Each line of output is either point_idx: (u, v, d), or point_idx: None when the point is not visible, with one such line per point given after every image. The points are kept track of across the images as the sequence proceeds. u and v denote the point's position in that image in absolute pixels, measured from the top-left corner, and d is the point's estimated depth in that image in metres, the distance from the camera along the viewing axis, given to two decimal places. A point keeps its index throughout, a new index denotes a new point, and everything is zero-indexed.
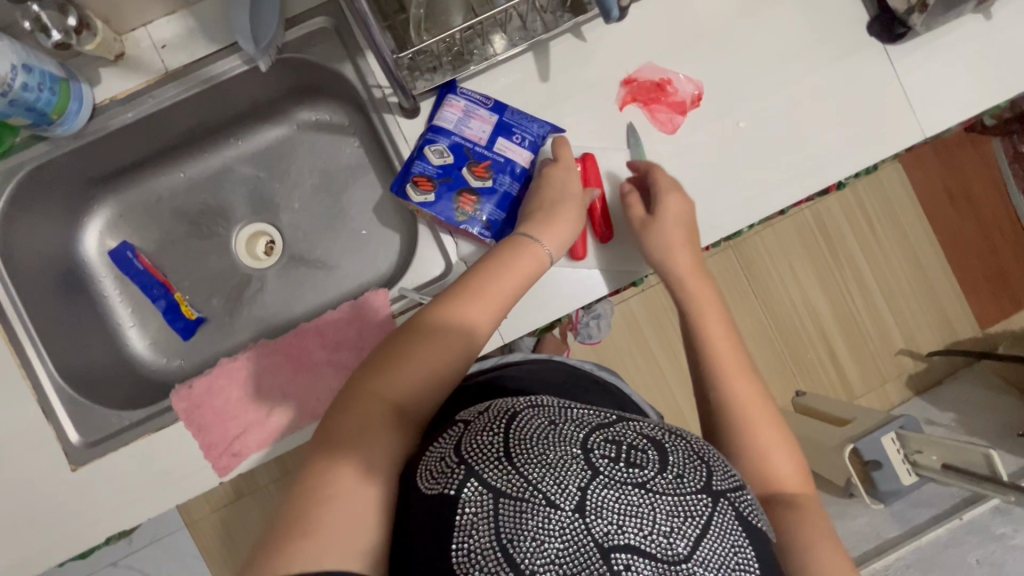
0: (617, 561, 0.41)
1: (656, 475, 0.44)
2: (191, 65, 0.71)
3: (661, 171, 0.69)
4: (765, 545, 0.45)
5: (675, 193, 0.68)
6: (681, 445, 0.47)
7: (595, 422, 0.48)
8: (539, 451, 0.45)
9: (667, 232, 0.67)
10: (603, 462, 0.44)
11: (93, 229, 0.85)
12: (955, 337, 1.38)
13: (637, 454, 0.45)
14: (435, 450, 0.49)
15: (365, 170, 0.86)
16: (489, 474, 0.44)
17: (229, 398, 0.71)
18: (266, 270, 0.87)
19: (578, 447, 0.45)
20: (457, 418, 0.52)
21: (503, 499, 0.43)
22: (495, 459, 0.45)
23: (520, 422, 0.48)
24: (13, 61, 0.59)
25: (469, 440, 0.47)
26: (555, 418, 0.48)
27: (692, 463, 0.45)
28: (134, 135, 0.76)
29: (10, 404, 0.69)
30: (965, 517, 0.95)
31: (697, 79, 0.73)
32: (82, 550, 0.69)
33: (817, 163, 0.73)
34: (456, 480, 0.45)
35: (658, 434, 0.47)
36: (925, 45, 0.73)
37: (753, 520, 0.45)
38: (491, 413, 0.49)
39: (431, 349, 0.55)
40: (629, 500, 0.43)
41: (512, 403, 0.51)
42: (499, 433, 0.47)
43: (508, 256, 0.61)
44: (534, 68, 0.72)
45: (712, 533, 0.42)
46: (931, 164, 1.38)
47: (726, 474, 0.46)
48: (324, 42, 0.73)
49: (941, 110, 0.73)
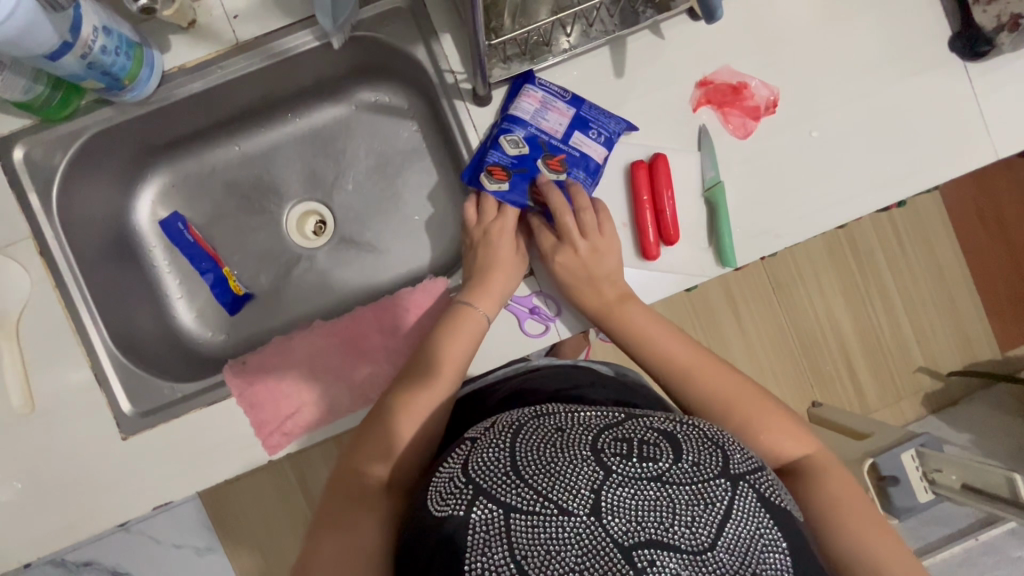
0: (640, 559, 0.40)
1: (672, 466, 0.44)
2: (262, 38, 0.70)
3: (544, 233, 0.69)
4: (793, 523, 0.45)
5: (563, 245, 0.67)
6: (693, 433, 0.47)
7: (602, 424, 0.47)
8: (548, 460, 0.45)
9: (575, 290, 0.67)
10: (615, 461, 0.44)
11: (146, 198, 0.84)
12: (973, 358, 1.37)
13: (649, 448, 0.45)
14: (443, 473, 0.48)
15: (421, 155, 0.85)
16: (499, 491, 0.44)
17: (283, 374, 0.71)
18: (316, 250, 0.87)
19: (587, 449, 0.45)
20: (464, 436, 0.52)
21: (513, 514, 0.43)
22: (503, 474, 0.45)
23: (526, 434, 0.47)
24: (96, 23, 0.58)
25: (475, 458, 0.47)
26: (562, 425, 0.48)
27: (707, 450, 0.45)
28: (197, 104, 0.75)
29: (63, 369, 0.68)
30: (981, 538, 0.96)
31: (773, 85, 0.72)
32: (124, 519, 0.68)
33: (887, 178, 0.72)
34: (465, 500, 0.44)
35: (669, 427, 0.47)
36: (1005, 65, 0.72)
37: (775, 499, 0.45)
38: (497, 428, 0.49)
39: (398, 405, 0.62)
40: (646, 495, 0.42)
41: (516, 415, 0.51)
42: (505, 448, 0.46)
43: (455, 318, 0.66)
44: (609, 63, 0.71)
45: (735, 518, 0.42)
46: (968, 185, 1.37)
47: (744, 457, 0.46)
48: (398, 23, 0.73)
49: (1015, 132, 0.72)
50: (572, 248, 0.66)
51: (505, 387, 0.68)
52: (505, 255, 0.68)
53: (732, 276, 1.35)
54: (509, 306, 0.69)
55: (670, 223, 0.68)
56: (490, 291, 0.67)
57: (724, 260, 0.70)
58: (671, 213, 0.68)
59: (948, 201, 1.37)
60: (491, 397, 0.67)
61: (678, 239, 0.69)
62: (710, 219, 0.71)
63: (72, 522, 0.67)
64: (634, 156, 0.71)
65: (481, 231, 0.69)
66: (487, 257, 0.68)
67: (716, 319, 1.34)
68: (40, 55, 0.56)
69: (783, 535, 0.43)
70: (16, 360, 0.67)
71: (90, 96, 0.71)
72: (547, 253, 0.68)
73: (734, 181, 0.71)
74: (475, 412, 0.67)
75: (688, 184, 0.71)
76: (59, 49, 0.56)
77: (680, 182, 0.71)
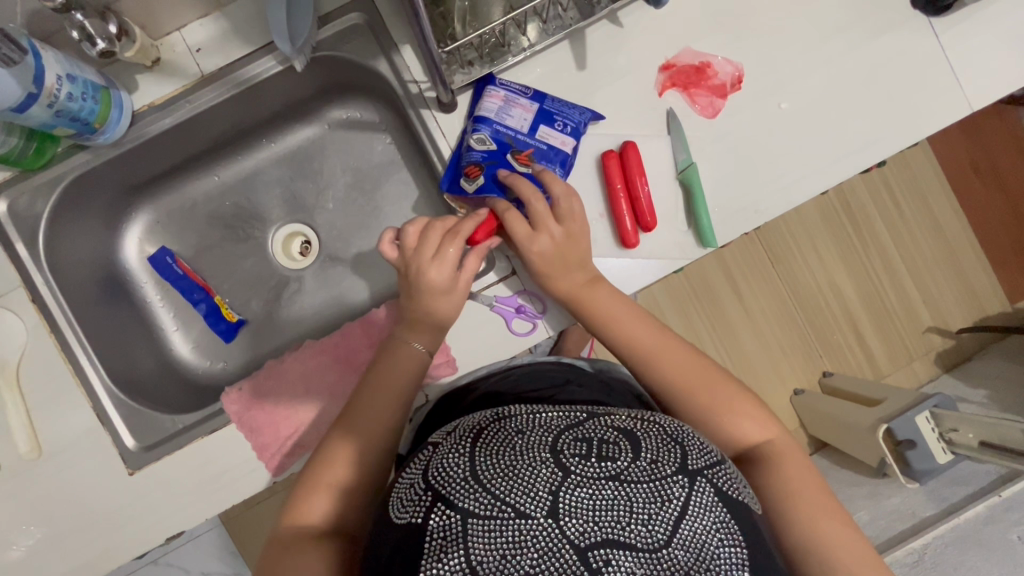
0: (595, 559, 0.41)
1: (630, 464, 0.44)
2: (225, 67, 0.71)
3: (513, 217, 0.65)
4: (747, 513, 0.46)
5: (539, 232, 0.64)
6: (654, 431, 0.47)
7: (562, 425, 0.48)
8: (506, 464, 0.45)
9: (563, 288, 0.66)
10: (574, 461, 0.44)
11: (133, 236, 0.86)
12: (982, 313, 1.35)
13: (608, 447, 0.45)
14: (406, 479, 0.49)
15: (397, 166, 0.86)
16: (456, 497, 0.44)
17: (281, 396, 0.72)
18: (303, 270, 0.88)
19: (547, 451, 0.45)
20: (427, 441, 0.52)
21: (471, 520, 0.43)
22: (461, 480, 0.45)
23: (487, 438, 0.48)
24: (59, 72, 0.60)
25: (435, 464, 0.47)
26: (522, 427, 0.48)
27: (666, 446, 0.46)
28: (171, 141, 0.77)
29: (63, 411, 0.69)
30: (1004, 493, 0.91)
31: (736, 61, 0.72)
32: (137, 553, 0.69)
33: (862, 142, 0.71)
34: (424, 506, 0.45)
35: (629, 425, 0.48)
36: (969, 17, 0.71)
37: (732, 492, 0.46)
38: (458, 433, 0.50)
39: (381, 393, 0.62)
40: (604, 494, 0.43)
41: (478, 418, 0.52)
42: (465, 454, 0.47)
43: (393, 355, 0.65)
44: (570, 57, 0.71)
45: (691, 513, 0.43)
46: (957, 137, 1.35)
47: (702, 452, 0.47)
48: (359, 40, 0.74)
49: (986, 82, 0.71)
50: (548, 234, 0.64)
51: (483, 386, 0.67)
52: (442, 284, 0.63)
53: (726, 252, 1.34)
54: (494, 308, 0.70)
55: (647, 210, 0.68)
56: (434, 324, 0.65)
57: (704, 241, 0.69)
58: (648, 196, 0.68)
59: (939, 157, 1.35)
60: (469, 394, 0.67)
61: (655, 225, 0.69)
62: (686, 201, 0.71)
63: (90, 560, 0.69)
64: (604, 147, 0.71)
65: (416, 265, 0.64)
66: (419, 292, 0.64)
67: (716, 299, 1.34)
68: (8, 108, 0.57)
69: (739, 527, 0.44)
70: (19, 407, 0.68)
71: (66, 143, 0.73)
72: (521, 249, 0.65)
73: (707, 161, 0.71)
74: (453, 409, 0.66)
75: (661, 169, 0.71)
76: (25, 101, 0.58)
77: (651, 168, 0.71)
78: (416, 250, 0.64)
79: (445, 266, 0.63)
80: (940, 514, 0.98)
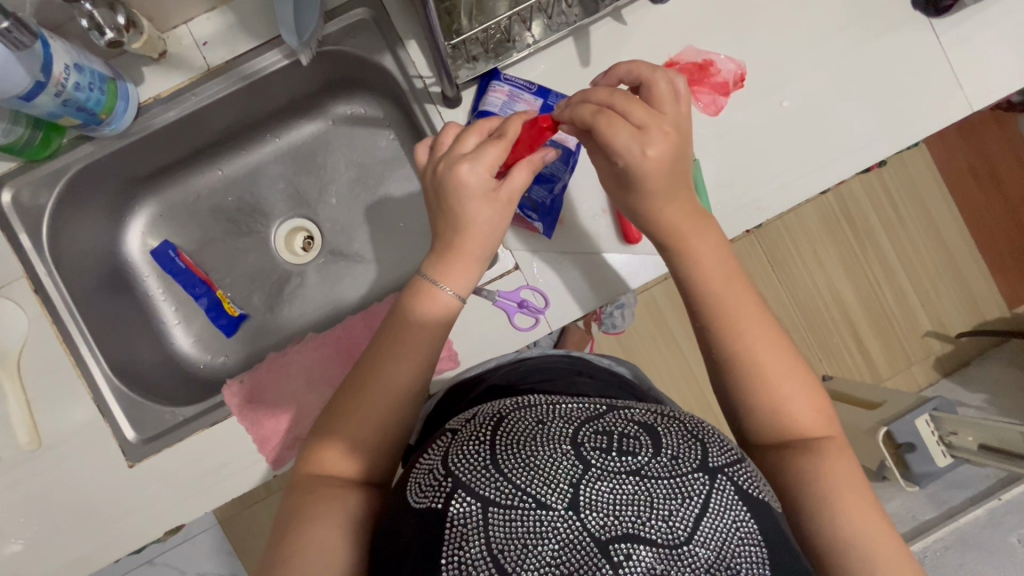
0: (616, 553, 0.41)
1: (650, 460, 0.44)
2: (233, 61, 0.72)
3: (609, 126, 0.53)
4: (770, 515, 0.45)
5: (649, 133, 0.53)
6: (674, 427, 0.47)
7: (583, 416, 0.48)
8: (527, 454, 0.45)
9: None
10: (594, 454, 0.44)
11: (136, 230, 0.86)
12: (982, 318, 1.35)
13: (629, 441, 0.45)
14: (423, 465, 0.48)
15: (400, 163, 0.86)
16: (476, 484, 0.44)
17: (283, 390, 0.72)
18: (306, 266, 0.88)
19: (567, 443, 0.45)
20: (446, 427, 0.52)
21: (492, 508, 0.43)
22: (482, 467, 0.45)
23: (508, 426, 0.47)
24: (66, 61, 0.61)
25: (455, 450, 0.47)
26: (543, 417, 0.48)
27: (686, 443, 0.46)
28: (176, 134, 0.78)
29: (65, 402, 0.69)
30: (1004, 497, 0.90)
31: (739, 59, 0.72)
32: (135, 547, 0.69)
33: (863, 142, 0.72)
34: (444, 493, 0.44)
35: (649, 419, 0.48)
36: (968, 20, 0.72)
37: (754, 491, 0.45)
38: (478, 420, 0.49)
39: (403, 352, 0.58)
40: (624, 489, 0.43)
41: (498, 406, 0.51)
42: (485, 441, 0.46)
43: (419, 295, 0.59)
44: (575, 53, 0.72)
45: (711, 512, 0.42)
46: (955, 143, 1.36)
47: (723, 449, 0.47)
48: (365, 36, 0.74)
49: (985, 85, 0.72)
50: (662, 133, 0.53)
51: (494, 374, 0.66)
52: (473, 191, 0.56)
53: None
54: (496, 302, 0.70)
55: None
56: (463, 261, 0.59)
57: None
58: (686, 114, 0.56)
59: (937, 160, 1.36)
60: (474, 388, 0.64)
61: None
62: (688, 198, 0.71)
63: (87, 553, 0.68)
64: None
65: (443, 160, 0.57)
66: (454, 215, 0.57)
67: None
68: (16, 96, 0.58)
69: (760, 528, 0.43)
70: (20, 398, 0.68)
71: (71, 134, 0.73)
72: (628, 159, 0.53)
73: (708, 159, 0.71)
74: (462, 402, 0.64)
75: None
76: (32, 90, 0.59)
77: None
78: (447, 151, 0.58)
79: (481, 170, 0.56)
80: (940, 518, 0.97)
